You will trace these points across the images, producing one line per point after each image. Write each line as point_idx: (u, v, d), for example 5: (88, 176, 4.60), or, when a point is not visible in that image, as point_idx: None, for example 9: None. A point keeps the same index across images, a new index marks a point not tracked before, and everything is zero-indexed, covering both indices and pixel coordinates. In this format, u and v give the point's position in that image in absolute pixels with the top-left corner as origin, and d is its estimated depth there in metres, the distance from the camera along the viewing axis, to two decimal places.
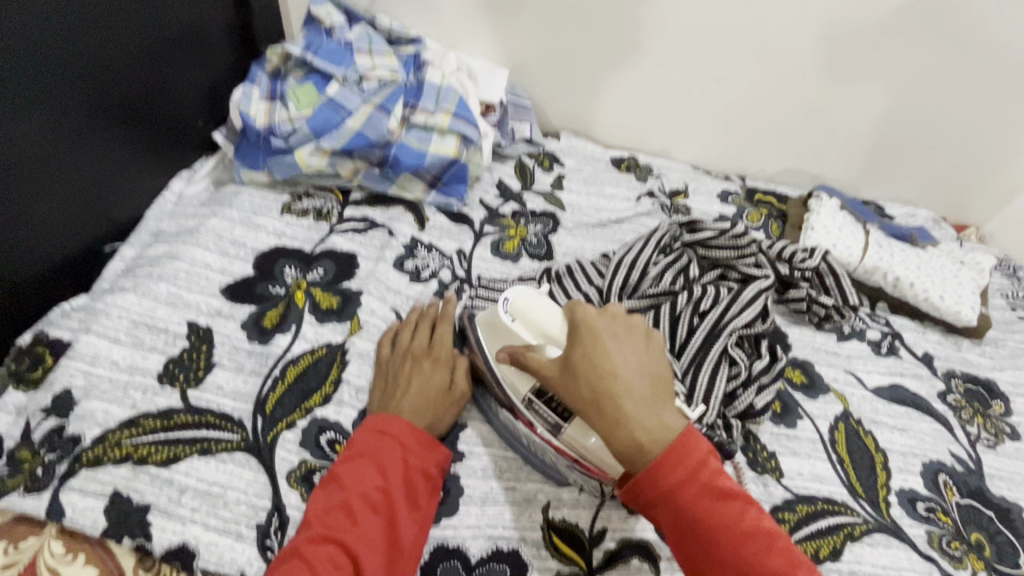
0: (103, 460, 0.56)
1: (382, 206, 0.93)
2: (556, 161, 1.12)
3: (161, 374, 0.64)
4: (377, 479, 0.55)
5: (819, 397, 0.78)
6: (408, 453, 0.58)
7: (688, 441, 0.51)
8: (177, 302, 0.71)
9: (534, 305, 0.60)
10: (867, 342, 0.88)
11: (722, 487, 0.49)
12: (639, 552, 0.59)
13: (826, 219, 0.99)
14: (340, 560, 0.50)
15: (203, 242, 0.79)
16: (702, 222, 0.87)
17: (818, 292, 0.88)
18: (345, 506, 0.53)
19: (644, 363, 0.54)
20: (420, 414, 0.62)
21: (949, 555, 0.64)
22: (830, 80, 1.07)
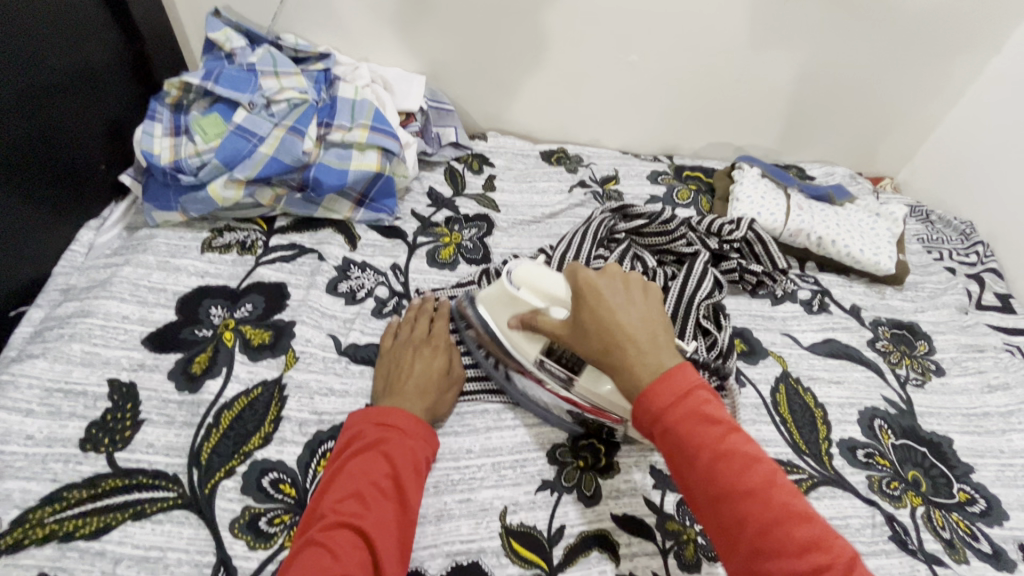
0: (24, 543, 0.53)
1: (310, 230, 0.91)
2: (485, 162, 1.11)
3: (82, 441, 0.60)
4: (387, 465, 0.55)
5: (759, 362, 0.81)
6: (415, 438, 0.59)
7: (691, 382, 0.48)
8: (94, 361, 0.67)
9: (534, 277, 0.62)
10: (799, 302, 0.92)
11: (710, 413, 0.46)
12: (598, 542, 0.59)
13: (749, 188, 1.02)
14: (358, 543, 0.49)
15: (118, 293, 0.75)
16: (633, 208, 0.90)
17: (749, 261, 0.90)
18: (357, 494, 0.52)
19: (649, 313, 0.54)
20: (422, 392, 0.65)
21: (890, 496, 0.68)
22: (739, 53, 1.10)
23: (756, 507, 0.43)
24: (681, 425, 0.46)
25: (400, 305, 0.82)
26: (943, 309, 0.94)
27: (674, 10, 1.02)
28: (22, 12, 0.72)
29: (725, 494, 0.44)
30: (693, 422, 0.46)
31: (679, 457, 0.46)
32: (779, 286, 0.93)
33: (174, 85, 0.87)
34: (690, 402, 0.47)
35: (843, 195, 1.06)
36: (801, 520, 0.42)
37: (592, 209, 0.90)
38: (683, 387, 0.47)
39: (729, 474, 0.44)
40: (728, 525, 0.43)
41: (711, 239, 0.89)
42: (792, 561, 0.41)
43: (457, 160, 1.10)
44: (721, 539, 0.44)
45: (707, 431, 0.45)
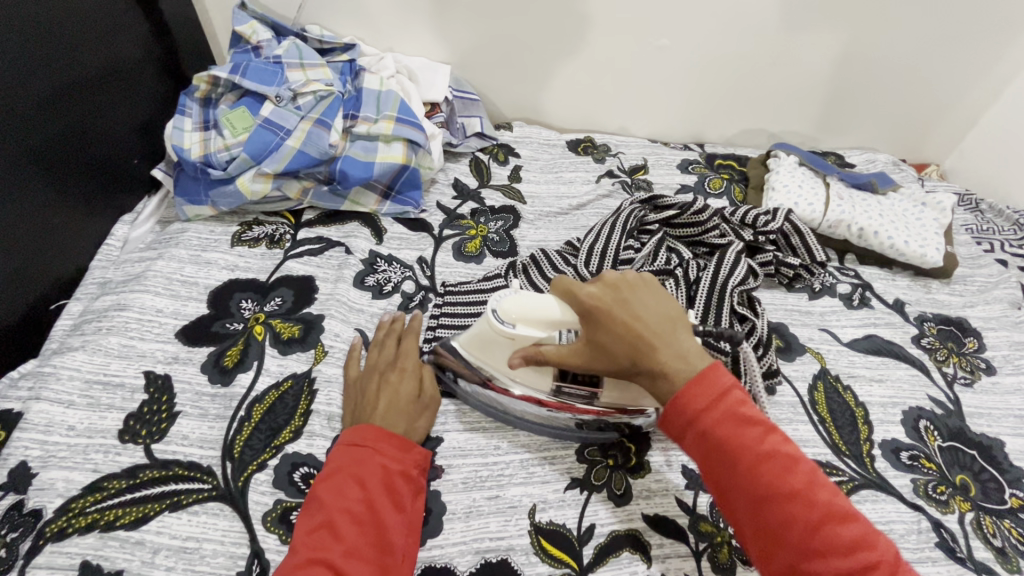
0: (68, 532, 0.54)
1: (337, 223, 0.91)
2: (510, 153, 1.09)
3: (121, 432, 0.62)
4: (357, 490, 0.52)
5: (797, 358, 0.78)
6: (385, 457, 0.56)
7: (728, 384, 0.49)
8: (131, 354, 0.69)
9: (523, 306, 0.56)
10: (838, 296, 0.88)
11: (748, 414, 0.48)
12: (629, 543, 0.58)
13: (786, 177, 0.98)
14: None
15: (152, 287, 0.76)
16: (664, 198, 0.87)
17: (786, 254, 0.87)
18: (328, 525, 0.49)
19: (664, 316, 0.54)
20: (394, 419, 0.60)
21: (936, 501, 0.65)
22: (777, 33, 1.05)
23: (801, 509, 0.43)
24: (717, 428, 0.47)
25: (426, 299, 0.82)
26: (994, 304, 0.89)
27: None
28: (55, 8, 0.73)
29: (764, 496, 0.44)
30: (729, 425, 0.47)
31: (717, 458, 0.47)
32: (817, 280, 0.89)
33: (202, 79, 0.87)
34: (726, 404, 0.48)
35: (886, 183, 1.01)
36: (845, 521, 0.43)
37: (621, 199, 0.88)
38: (719, 389, 0.49)
39: (773, 476, 0.45)
40: (771, 528, 0.44)
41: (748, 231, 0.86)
42: (843, 559, 0.41)
43: (482, 151, 1.09)
44: (760, 542, 0.45)
45: (740, 434, 0.47)
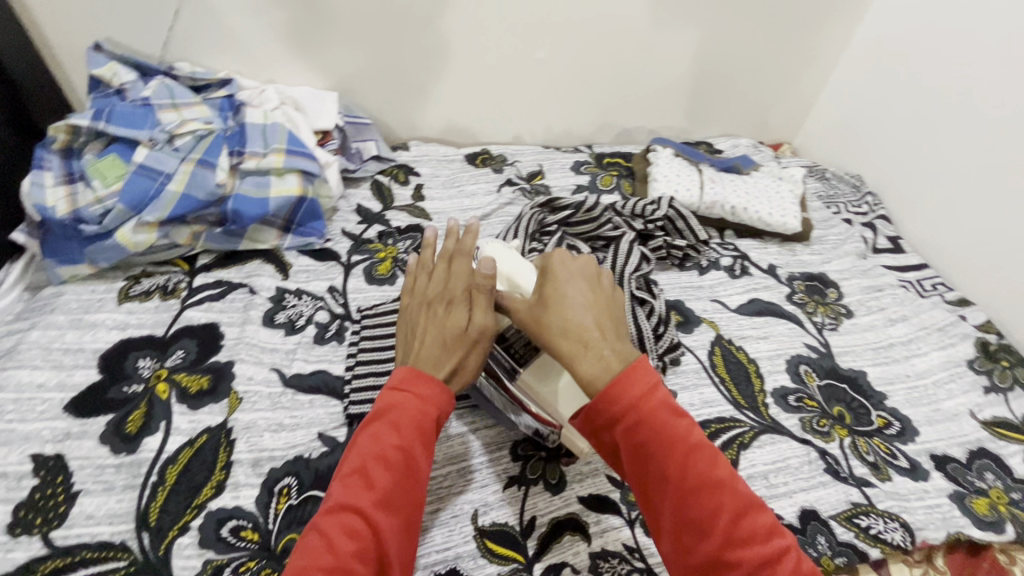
0: None
1: (237, 264, 0.87)
2: (410, 172, 1.11)
3: (10, 526, 0.56)
4: (393, 438, 0.52)
5: (695, 329, 0.87)
6: (422, 403, 0.54)
7: (655, 377, 0.50)
8: (12, 439, 0.62)
9: (505, 258, 0.70)
10: (723, 269, 0.98)
11: (674, 405, 0.49)
12: (569, 526, 0.62)
13: (665, 168, 1.09)
14: (357, 528, 0.46)
15: (28, 361, 0.69)
16: (559, 200, 0.93)
17: (673, 237, 0.96)
18: (359, 471, 0.50)
19: (596, 305, 0.56)
20: (445, 355, 0.58)
21: (820, 433, 0.75)
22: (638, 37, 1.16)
23: (727, 499, 0.45)
24: (652, 419, 0.48)
25: (343, 327, 0.81)
26: (845, 257, 1.04)
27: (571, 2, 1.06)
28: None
29: (692, 487, 0.45)
30: (661, 414, 0.48)
31: (647, 450, 0.47)
32: (703, 257, 0.99)
33: (60, 129, 0.81)
34: (656, 395, 0.49)
35: (748, 164, 1.14)
36: (758, 509, 0.45)
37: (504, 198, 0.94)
38: (650, 382, 0.49)
39: (700, 469, 0.46)
40: (693, 521, 0.44)
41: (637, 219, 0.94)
42: (760, 550, 0.43)
43: (381, 173, 1.09)
44: (680, 536, 0.45)
45: (670, 426, 0.47)
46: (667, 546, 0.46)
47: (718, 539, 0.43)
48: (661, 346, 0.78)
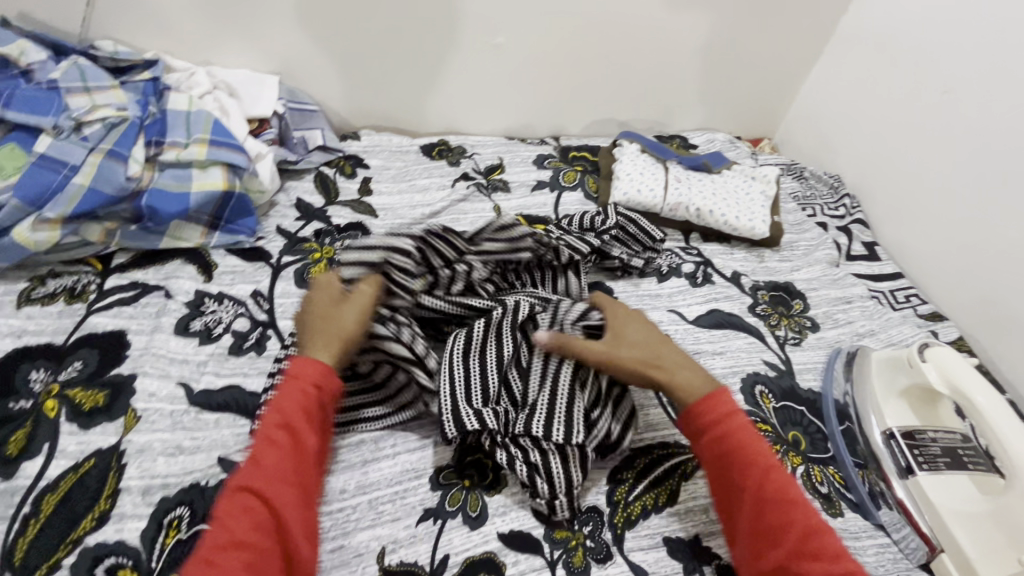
0: (136, 427, 0.59)
1: (419, 180, 0.98)
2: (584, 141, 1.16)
3: (207, 333, 0.69)
4: (275, 420, 0.51)
5: (836, 357, 0.77)
6: (302, 383, 0.53)
7: (731, 407, 0.56)
8: (234, 268, 0.78)
9: (953, 368, 0.59)
10: (903, 308, 0.86)
11: (746, 442, 0.54)
12: (656, 511, 0.59)
13: (832, 200, 1.05)
14: (254, 511, 0.46)
15: (261, 213, 0.87)
16: (715, 192, 0.93)
17: (870, 281, 0.91)
18: (250, 458, 0.49)
19: (659, 348, 0.61)
20: (648, 352, 0.60)
21: None
22: (855, 24, 1.08)
23: (799, 518, 0.50)
24: (735, 435, 0.54)
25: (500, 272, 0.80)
26: None
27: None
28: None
29: (764, 504, 0.51)
30: (743, 436, 0.54)
31: (731, 463, 0.53)
32: (877, 292, 0.89)
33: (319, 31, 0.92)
34: (733, 421, 0.55)
35: None
36: (833, 551, 0.48)
37: (670, 161, 0.98)
38: (725, 410, 0.56)
39: (776, 487, 0.51)
40: (771, 527, 0.50)
41: (788, 232, 0.96)
42: (827, 566, 0.47)
43: (550, 135, 1.19)
44: (756, 538, 0.50)
45: (749, 452, 0.53)
46: (742, 550, 0.51)
47: (787, 550, 0.48)
48: (778, 356, 0.77)
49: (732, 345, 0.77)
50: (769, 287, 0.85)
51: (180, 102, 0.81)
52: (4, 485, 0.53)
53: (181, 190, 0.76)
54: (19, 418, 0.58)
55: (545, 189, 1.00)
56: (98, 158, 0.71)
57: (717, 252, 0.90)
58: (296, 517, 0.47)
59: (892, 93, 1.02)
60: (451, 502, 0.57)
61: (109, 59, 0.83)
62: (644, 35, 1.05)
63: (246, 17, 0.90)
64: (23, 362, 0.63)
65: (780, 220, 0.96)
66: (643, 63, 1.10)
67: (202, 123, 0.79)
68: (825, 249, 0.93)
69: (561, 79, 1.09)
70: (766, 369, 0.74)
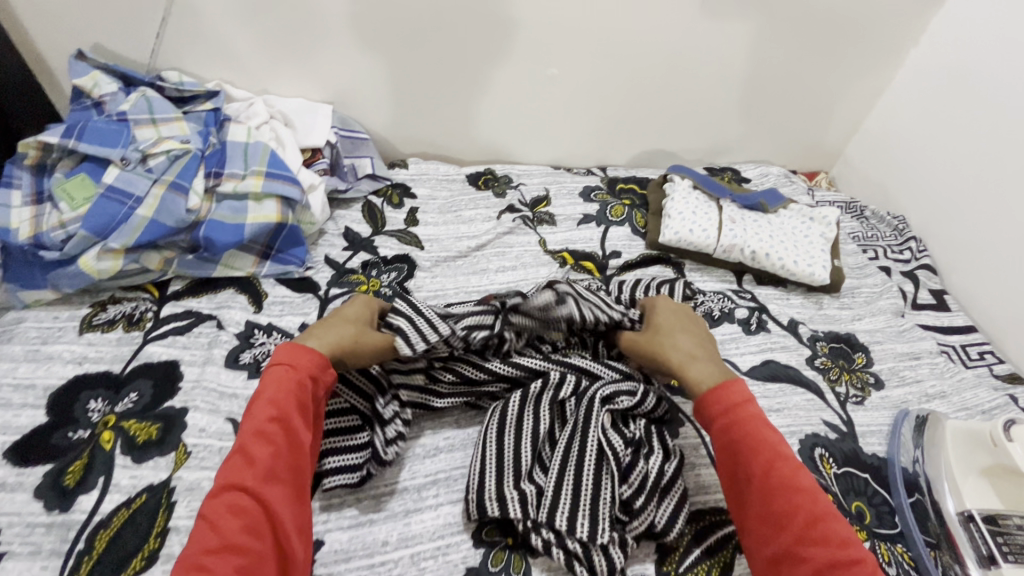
0: (185, 462, 0.59)
1: (465, 210, 0.98)
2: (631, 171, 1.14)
3: (256, 366, 0.70)
4: (270, 410, 0.51)
5: (902, 418, 0.72)
6: (296, 372, 0.54)
7: (744, 394, 0.57)
8: (283, 299, 0.79)
9: None
10: (974, 366, 0.81)
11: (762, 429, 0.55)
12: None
13: (896, 243, 0.99)
14: (243, 507, 0.45)
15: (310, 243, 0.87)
16: (772, 233, 0.89)
17: (939, 333, 0.85)
18: (241, 450, 0.48)
19: (697, 350, 0.64)
20: (681, 350, 0.64)
21: None
22: (924, 58, 1.03)
23: (805, 505, 0.49)
24: (745, 422, 0.55)
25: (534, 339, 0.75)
26: None
27: (861, 8, 0.98)
28: (282, 26, 0.89)
29: (773, 490, 0.51)
30: (754, 424, 0.55)
31: (742, 451, 0.54)
32: (946, 347, 0.83)
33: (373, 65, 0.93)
34: (745, 408, 0.56)
35: None
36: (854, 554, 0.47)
37: (723, 199, 0.94)
38: (740, 396, 0.57)
39: (784, 475, 0.51)
40: (777, 514, 0.50)
41: (849, 277, 0.91)
42: (835, 555, 0.46)
43: (597, 165, 1.18)
44: (765, 527, 0.50)
45: (755, 442, 0.53)
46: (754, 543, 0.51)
47: (791, 537, 0.48)
48: (838, 415, 0.72)
49: (789, 400, 0.73)
50: (829, 338, 0.81)
51: (239, 134, 0.82)
52: (61, 517, 0.54)
53: (236, 222, 0.77)
54: (76, 446, 0.59)
55: (591, 223, 0.98)
56: (161, 190, 0.73)
57: (773, 297, 0.87)
58: (291, 519, 0.47)
59: (965, 132, 0.96)
60: (493, 562, 0.55)
61: (174, 90, 0.85)
62: (699, 67, 1.03)
63: (304, 49, 0.92)
64: (83, 389, 0.65)
65: (840, 264, 0.92)
66: (696, 95, 1.07)
67: (259, 156, 0.80)
68: (889, 297, 0.88)
69: (610, 111, 1.08)
70: (826, 431, 0.70)
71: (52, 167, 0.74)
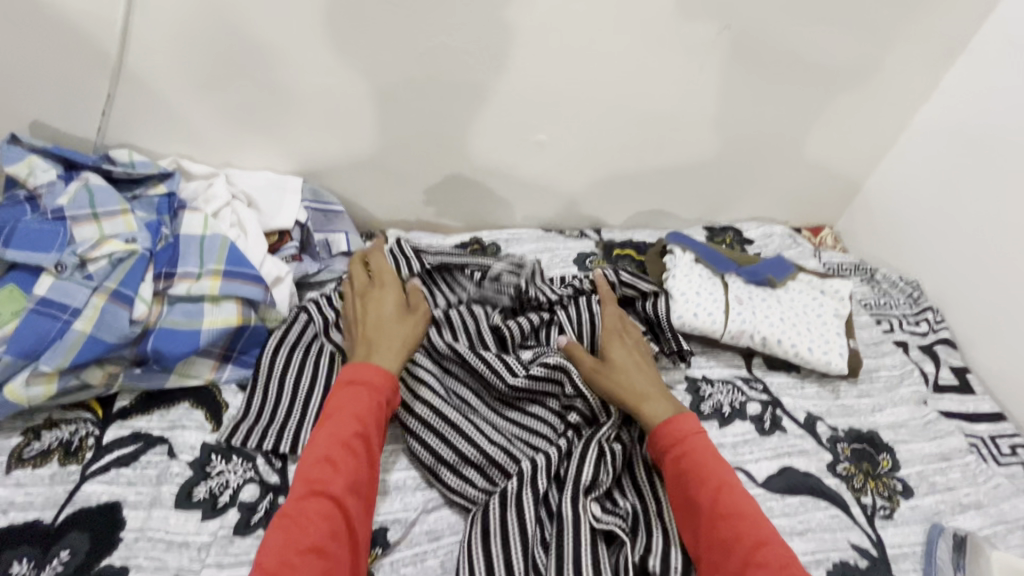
0: None
1: None
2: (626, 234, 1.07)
3: (212, 504, 0.61)
4: (355, 425, 0.60)
5: (934, 534, 0.65)
6: (374, 394, 0.63)
7: (693, 428, 0.64)
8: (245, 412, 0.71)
9: None
10: (1004, 463, 0.75)
11: (719, 465, 0.61)
12: None
13: (911, 313, 0.93)
14: (330, 511, 0.53)
15: None
16: (783, 315, 0.82)
17: (964, 423, 0.79)
18: (327, 458, 0.57)
19: (649, 380, 0.70)
20: (631, 388, 0.69)
21: None
22: (935, 116, 0.98)
23: (749, 528, 0.55)
24: (698, 452, 0.61)
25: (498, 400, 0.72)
26: None
27: (869, 68, 0.92)
28: (247, 99, 0.81)
29: (719, 514, 0.56)
30: (707, 457, 0.61)
31: (694, 477, 0.59)
32: (974, 441, 0.77)
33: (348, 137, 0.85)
34: (697, 441, 0.63)
35: None
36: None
37: (729, 274, 0.87)
38: (689, 430, 0.64)
39: (731, 500, 0.57)
40: (722, 538, 0.55)
41: (866, 358, 0.85)
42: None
43: (590, 226, 1.10)
44: (711, 557, 0.55)
45: (703, 471, 0.59)
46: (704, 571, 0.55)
47: (737, 562, 0.53)
48: (867, 535, 0.65)
49: (814, 519, 0.65)
50: (850, 437, 0.74)
51: (196, 224, 0.74)
52: None
53: (191, 328, 0.68)
54: None
55: None
56: (101, 299, 0.65)
57: (786, 386, 0.80)
58: (363, 528, 0.55)
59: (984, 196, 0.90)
60: None
61: (124, 173, 0.77)
62: (699, 129, 0.96)
63: (272, 122, 0.84)
64: (5, 549, 0.55)
65: (856, 344, 0.85)
66: (695, 156, 1.01)
67: (218, 249, 0.72)
68: (911, 383, 0.81)
69: (605, 173, 1.01)
70: (855, 557, 0.63)
71: None
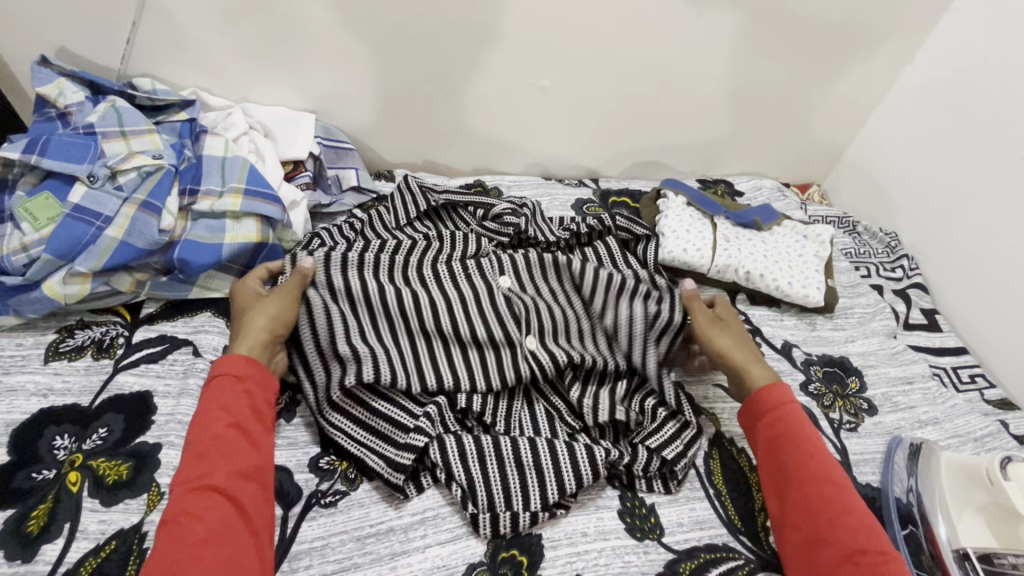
0: (159, 504, 0.56)
1: None
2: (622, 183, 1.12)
3: None
4: (228, 417, 0.54)
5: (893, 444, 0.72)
6: (250, 389, 0.57)
7: (789, 397, 0.62)
8: None
9: None
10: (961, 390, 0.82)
11: (806, 430, 0.60)
12: None
13: (888, 261, 0.99)
14: (216, 501, 0.48)
15: None
16: (766, 253, 0.88)
17: (928, 355, 0.86)
18: (201, 452, 0.51)
19: (750, 351, 0.69)
20: (738, 351, 0.69)
21: None
22: (920, 77, 1.02)
23: (837, 492, 0.55)
24: (791, 417, 0.61)
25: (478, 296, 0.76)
26: None
27: (862, 25, 0.96)
28: (264, 35, 0.85)
29: (809, 475, 0.56)
30: (800, 422, 0.60)
31: (778, 441, 0.59)
32: (936, 370, 0.83)
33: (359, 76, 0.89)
34: (787, 409, 0.61)
35: None
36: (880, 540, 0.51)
37: (718, 216, 0.93)
38: (787, 397, 0.62)
39: (823, 464, 0.56)
40: (815, 498, 0.54)
41: (842, 297, 0.91)
42: (861, 541, 0.51)
43: (588, 176, 1.16)
44: (797, 515, 0.55)
45: (799, 437, 0.59)
46: (787, 527, 0.56)
47: (824, 522, 0.53)
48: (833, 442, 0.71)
49: None
50: (822, 361, 0.80)
51: (217, 147, 0.78)
52: (23, 568, 0.51)
53: (213, 241, 0.73)
54: (40, 489, 0.56)
55: None
56: (132, 209, 0.70)
57: (766, 318, 0.86)
58: (257, 510, 0.51)
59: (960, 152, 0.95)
60: None
61: (147, 98, 0.81)
62: (695, 83, 1.00)
63: (286, 59, 0.88)
64: (48, 424, 0.61)
65: (833, 283, 0.91)
66: (690, 110, 1.05)
67: (238, 171, 0.77)
68: (882, 319, 0.88)
69: (604, 123, 1.05)
70: None
71: (13, 183, 0.69)
